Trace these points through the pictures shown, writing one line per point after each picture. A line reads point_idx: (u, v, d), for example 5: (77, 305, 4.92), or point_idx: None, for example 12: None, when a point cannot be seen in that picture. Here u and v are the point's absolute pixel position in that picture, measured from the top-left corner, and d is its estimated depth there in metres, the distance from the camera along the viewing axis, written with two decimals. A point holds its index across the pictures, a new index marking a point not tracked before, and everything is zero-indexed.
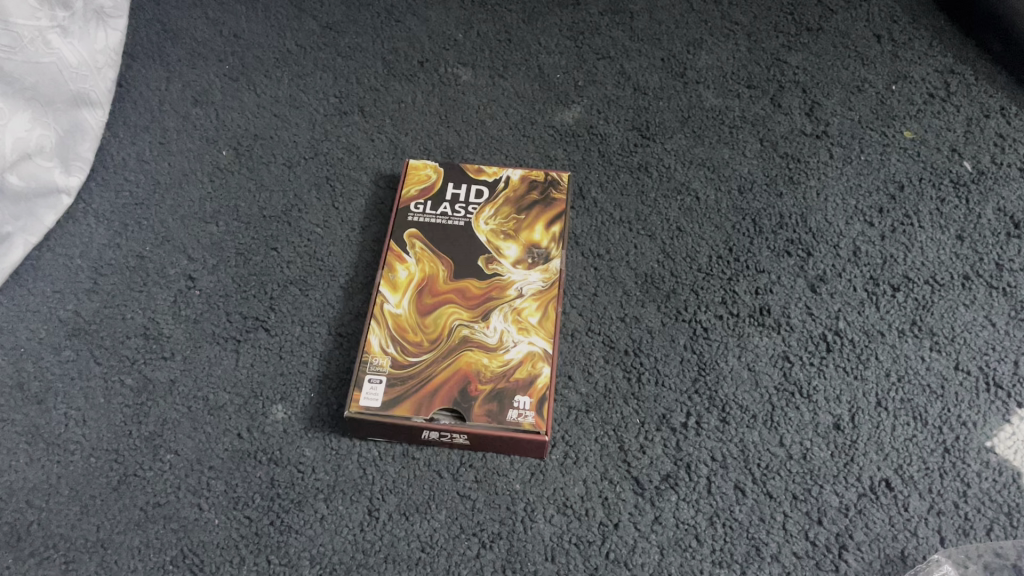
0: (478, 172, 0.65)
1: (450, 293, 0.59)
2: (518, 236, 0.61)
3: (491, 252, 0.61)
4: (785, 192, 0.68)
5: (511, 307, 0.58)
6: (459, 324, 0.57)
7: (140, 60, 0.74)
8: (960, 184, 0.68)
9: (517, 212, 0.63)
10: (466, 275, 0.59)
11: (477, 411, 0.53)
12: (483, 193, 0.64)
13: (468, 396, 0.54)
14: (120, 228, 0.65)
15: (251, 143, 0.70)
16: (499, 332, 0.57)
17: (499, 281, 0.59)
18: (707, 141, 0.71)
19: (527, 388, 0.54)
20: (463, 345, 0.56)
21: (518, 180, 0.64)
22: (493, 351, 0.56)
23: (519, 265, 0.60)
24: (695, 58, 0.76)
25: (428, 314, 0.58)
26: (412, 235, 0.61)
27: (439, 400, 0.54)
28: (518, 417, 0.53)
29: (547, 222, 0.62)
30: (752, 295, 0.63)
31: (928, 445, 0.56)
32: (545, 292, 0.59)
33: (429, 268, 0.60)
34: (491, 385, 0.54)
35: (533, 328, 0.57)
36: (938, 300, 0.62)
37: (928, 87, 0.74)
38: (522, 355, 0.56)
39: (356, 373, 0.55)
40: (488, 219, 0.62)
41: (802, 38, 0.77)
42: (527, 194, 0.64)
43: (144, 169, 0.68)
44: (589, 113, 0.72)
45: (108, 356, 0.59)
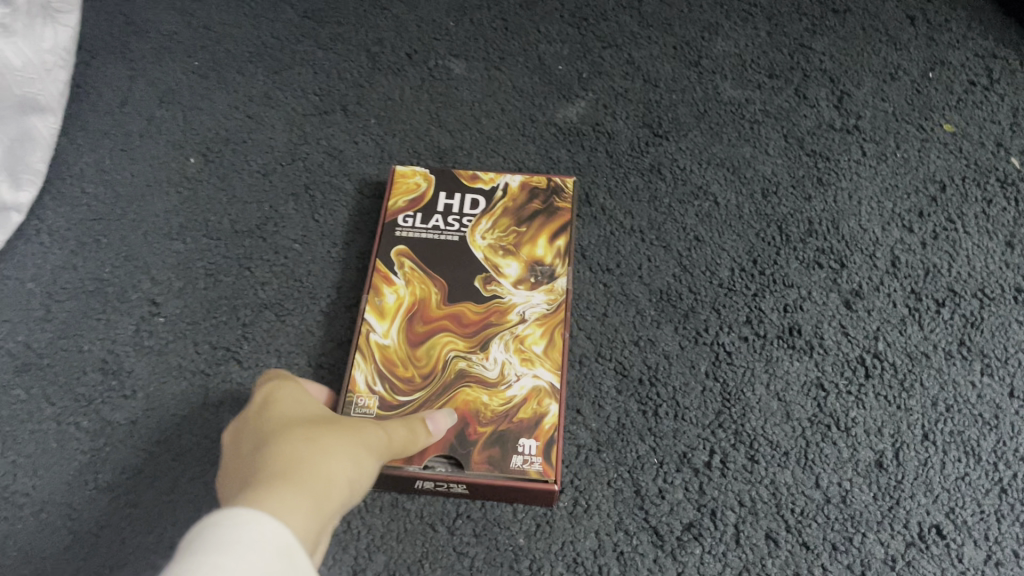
0: (473, 180, 0.58)
1: (444, 319, 0.52)
2: (520, 253, 0.54)
3: (488, 272, 0.54)
4: (814, 195, 0.61)
5: (512, 335, 0.51)
6: (454, 356, 0.50)
7: (101, 57, 0.67)
8: (1007, 184, 0.62)
9: (517, 224, 0.56)
10: (461, 297, 0.52)
11: (478, 458, 0.47)
12: (479, 204, 0.57)
13: (466, 441, 0.47)
14: (76, 247, 0.59)
15: (222, 148, 0.63)
16: (500, 364, 0.50)
17: (499, 305, 0.52)
18: (726, 138, 0.64)
19: (533, 429, 0.48)
20: (460, 380, 0.49)
21: (517, 188, 0.57)
22: (493, 387, 0.49)
23: (521, 285, 0.53)
24: (710, 45, 0.69)
25: (420, 345, 0.51)
26: (401, 253, 0.54)
27: (433, 446, 0.47)
28: (523, 464, 0.47)
29: (551, 235, 0.55)
30: (780, 313, 0.56)
31: (982, 485, 0.50)
32: (550, 316, 0.52)
33: (419, 290, 0.53)
34: (493, 427, 0.48)
35: (538, 358, 0.50)
36: (988, 317, 0.56)
37: (969, 74, 0.67)
38: (526, 391, 0.49)
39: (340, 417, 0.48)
40: (485, 234, 0.55)
41: (827, 21, 0.70)
42: (527, 203, 0.57)
43: (104, 180, 0.61)
44: (594, 108, 0.66)
45: (62, 396, 0.53)
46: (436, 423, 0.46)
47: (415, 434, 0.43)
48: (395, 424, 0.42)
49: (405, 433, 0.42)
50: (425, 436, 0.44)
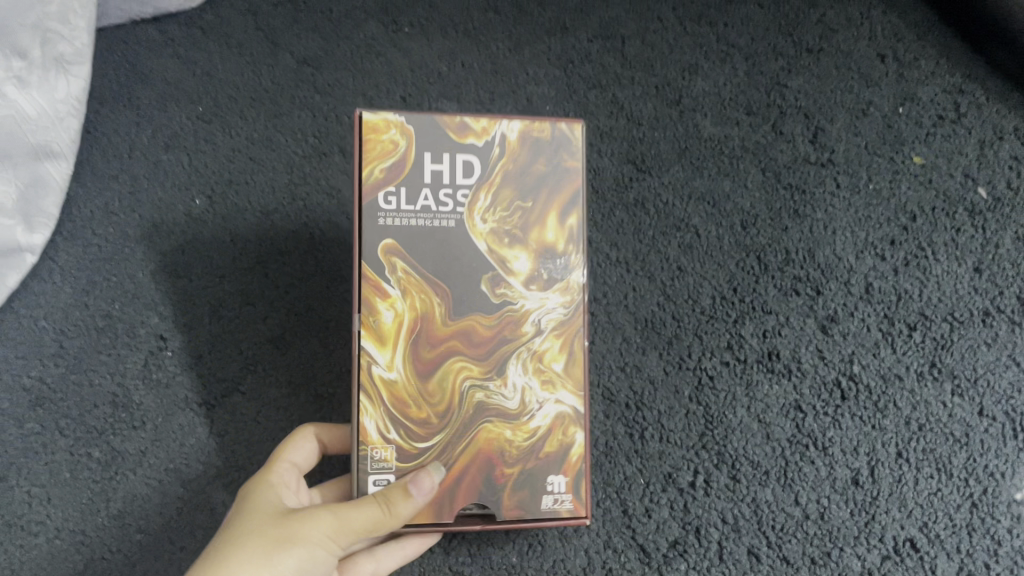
0: (461, 132, 0.49)
1: (452, 339, 0.49)
2: (529, 238, 0.49)
3: (496, 267, 0.49)
4: (791, 225, 0.64)
5: (530, 353, 0.49)
6: (470, 387, 0.49)
7: (108, 105, 0.68)
8: (975, 213, 0.65)
9: (521, 198, 0.49)
10: (468, 309, 0.49)
11: (506, 504, 0.49)
12: (473, 169, 0.49)
13: (494, 485, 0.49)
14: (86, 286, 0.62)
15: (225, 190, 0.65)
16: (521, 392, 0.49)
17: (512, 316, 0.49)
18: (707, 174, 0.67)
19: (561, 466, 0.50)
20: (479, 416, 0.49)
21: (516, 142, 0.49)
22: (515, 420, 0.49)
23: (532, 285, 0.49)
24: (691, 85, 0.71)
25: (430, 377, 0.48)
26: (390, 250, 0.48)
27: (461, 499, 0.49)
28: (554, 504, 0.50)
29: (563, 209, 0.50)
30: (760, 338, 0.60)
31: (954, 500, 0.56)
32: (569, 324, 0.50)
33: (418, 301, 0.48)
34: (519, 467, 0.49)
35: (558, 382, 0.50)
36: (958, 339, 0.60)
37: (938, 108, 0.70)
38: (550, 420, 0.50)
39: (358, 476, 0.48)
40: (487, 214, 0.49)
41: (802, 61, 0.72)
42: (528, 161, 0.49)
43: (112, 223, 0.64)
44: (580, 146, 0.68)
45: (75, 428, 0.59)
46: (421, 487, 0.46)
47: (389, 508, 0.45)
48: (361, 505, 0.45)
49: (373, 513, 0.45)
50: (403, 506, 0.45)
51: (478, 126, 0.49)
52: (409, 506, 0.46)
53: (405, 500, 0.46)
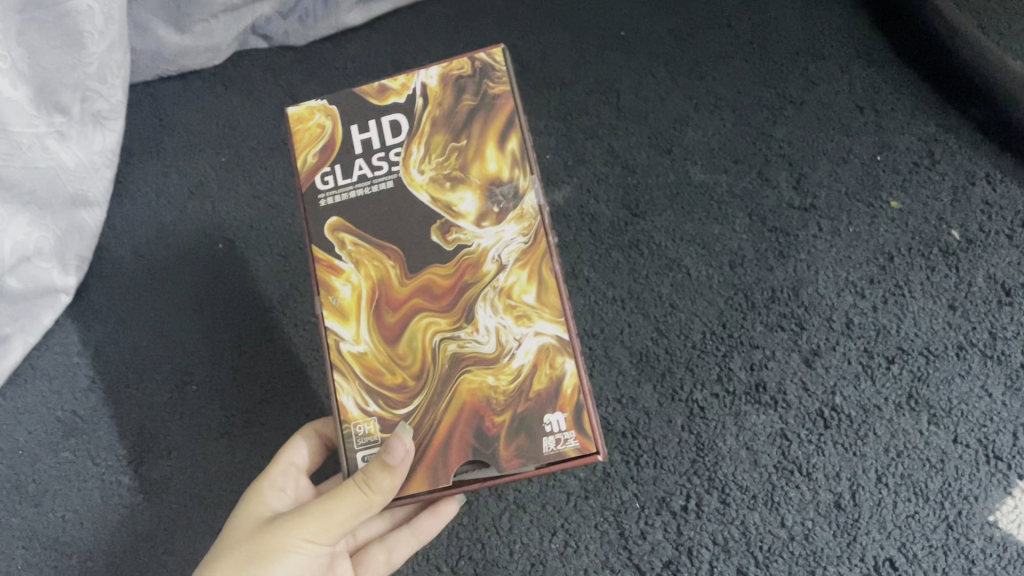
0: (383, 96, 0.53)
1: (413, 297, 0.49)
2: (471, 176, 0.51)
3: (446, 213, 0.50)
4: (776, 266, 0.69)
5: (495, 292, 0.48)
6: (439, 339, 0.48)
7: (138, 156, 0.74)
8: (949, 254, 0.69)
9: (454, 139, 0.51)
10: (423, 263, 0.49)
11: (505, 455, 0.46)
12: (401, 126, 0.52)
13: (488, 437, 0.46)
14: (118, 322, 0.67)
15: (247, 234, 0.70)
16: (493, 333, 0.48)
17: (469, 259, 0.49)
18: (697, 218, 0.72)
19: (555, 401, 0.46)
20: (455, 367, 0.48)
21: (437, 93, 0.52)
22: (494, 363, 0.47)
23: (485, 220, 0.50)
24: (682, 135, 0.76)
25: (397, 340, 0.49)
26: (339, 229, 0.50)
27: (456, 458, 0.46)
28: (557, 443, 0.46)
29: (498, 138, 0.51)
30: (747, 371, 0.64)
31: (931, 522, 0.59)
32: (531, 252, 0.49)
33: (373, 269, 0.50)
34: (510, 411, 0.47)
35: (532, 313, 0.48)
36: (934, 371, 0.63)
37: (913, 156, 0.75)
38: (532, 355, 0.47)
39: (346, 455, 0.47)
40: (428, 167, 0.51)
41: (786, 111, 0.77)
42: (453, 103, 0.52)
43: (141, 265, 0.69)
44: (578, 192, 0.73)
45: (105, 456, 0.63)
46: (394, 454, 0.44)
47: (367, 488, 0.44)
48: (340, 495, 0.45)
49: (354, 498, 0.45)
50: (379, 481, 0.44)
51: (398, 86, 0.53)
52: (390, 479, 0.44)
53: (384, 474, 0.44)
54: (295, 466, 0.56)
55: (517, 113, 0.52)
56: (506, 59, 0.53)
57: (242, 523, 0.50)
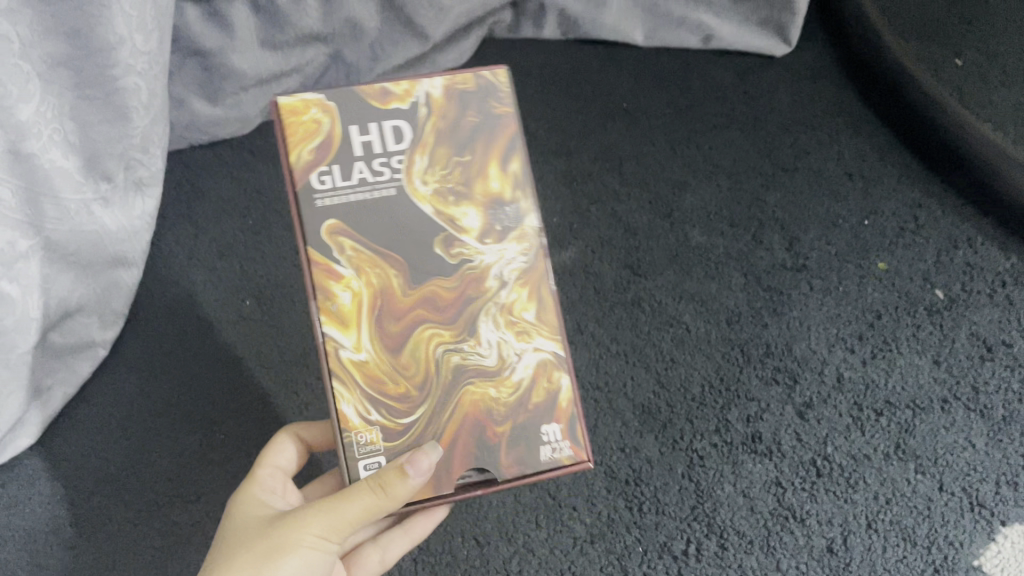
0: (385, 99, 0.50)
1: (417, 308, 0.49)
2: (474, 193, 0.51)
3: (451, 228, 0.50)
4: (770, 323, 0.73)
5: (497, 307, 0.50)
6: (443, 352, 0.49)
7: (170, 218, 0.79)
8: (933, 312, 0.73)
9: (457, 154, 0.51)
10: (427, 275, 0.49)
11: (505, 463, 0.49)
12: (404, 133, 0.50)
13: (489, 446, 0.49)
14: (148, 376, 0.72)
15: (272, 292, 0.75)
16: (496, 347, 0.50)
17: (473, 274, 0.50)
18: (695, 277, 0.76)
19: (552, 413, 0.50)
20: (458, 380, 0.49)
21: (440, 98, 0.51)
22: (496, 376, 0.50)
23: (489, 237, 0.51)
24: (680, 200, 0.81)
25: (400, 350, 0.49)
26: (335, 230, 0.48)
27: (458, 467, 0.49)
28: (552, 452, 0.50)
29: (502, 157, 0.51)
30: (744, 423, 0.68)
31: (918, 566, 0.62)
32: (532, 271, 0.51)
33: (375, 276, 0.49)
34: (510, 422, 0.50)
35: (533, 330, 0.51)
36: (920, 423, 0.67)
37: (899, 221, 0.80)
38: (531, 370, 0.50)
39: (347, 464, 0.48)
40: (431, 177, 0.50)
41: (779, 178, 0.83)
42: (457, 113, 0.51)
43: (172, 321, 0.74)
44: (584, 253, 0.77)
45: (137, 500, 0.67)
46: (417, 466, 0.46)
47: (385, 491, 0.45)
48: (352, 496, 0.46)
49: (366, 501, 0.45)
50: (399, 487, 0.45)
51: (400, 91, 0.50)
52: (408, 488, 0.45)
53: (400, 479, 0.45)
54: (281, 469, 0.57)
55: (518, 133, 0.52)
56: (510, 79, 0.52)
57: (245, 522, 0.50)
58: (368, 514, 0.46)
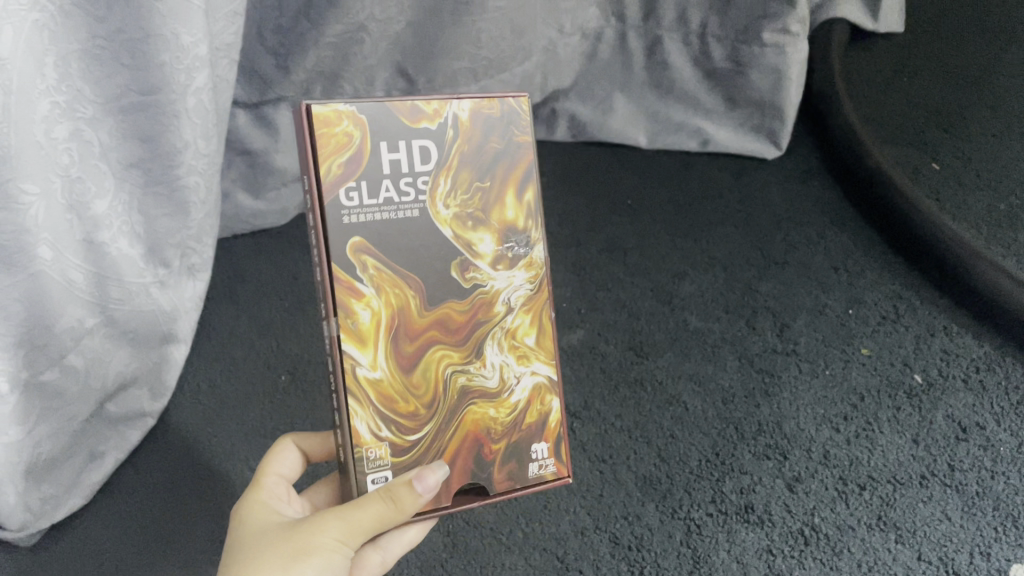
0: (415, 118, 0.53)
1: (431, 331, 0.54)
2: (490, 220, 0.56)
3: (466, 252, 0.55)
4: (763, 403, 0.79)
5: (502, 333, 0.56)
6: (452, 372, 0.55)
7: (215, 301, 0.88)
8: (912, 394, 0.80)
9: (478, 179, 0.55)
10: (442, 299, 0.54)
11: (499, 478, 0.56)
12: (431, 152, 0.53)
13: (486, 462, 0.55)
14: (193, 443, 0.79)
15: (305, 366, 0.84)
16: (498, 369, 0.56)
17: (484, 301, 0.55)
18: (693, 358, 0.83)
19: (542, 433, 0.57)
20: (464, 399, 0.55)
21: (468, 121, 0.55)
22: (497, 397, 0.56)
23: (499, 263, 0.56)
24: (679, 287, 0.89)
25: (415, 368, 0.53)
26: (359, 249, 0.51)
27: (457, 481, 0.54)
28: (540, 469, 0.57)
29: (518, 186, 0.56)
30: (737, 494, 0.73)
31: None
32: (534, 300, 0.57)
33: (394, 297, 0.53)
34: (505, 441, 0.56)
35: (530, 356, 0.57)
36: (900, 497, 0.73)
37: (881, 310, 0.87)
38: (527, 392, 0.57)
39: (358, 477, 0.52)
40: (454, 200, 0.54)
41: (770, 269, 0.91)
42: (483, 138, 0.55)
43: (216, 394, 0.82)
44: (591, 335, 0.85)
45: (176, 558, 0.73)
46: (424, 482, 0.50)
47: (397, 503, 0.49)
48: (365, 504, 0.49)
49: (378, 509, 0.49)
50: (410, 502, 0.49)
51: (430, 111, 0.54)
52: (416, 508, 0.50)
53: (411, 493, 0.50)
54: (283, 476, 0.62)
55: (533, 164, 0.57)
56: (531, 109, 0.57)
57: (253, 535, 0.52)
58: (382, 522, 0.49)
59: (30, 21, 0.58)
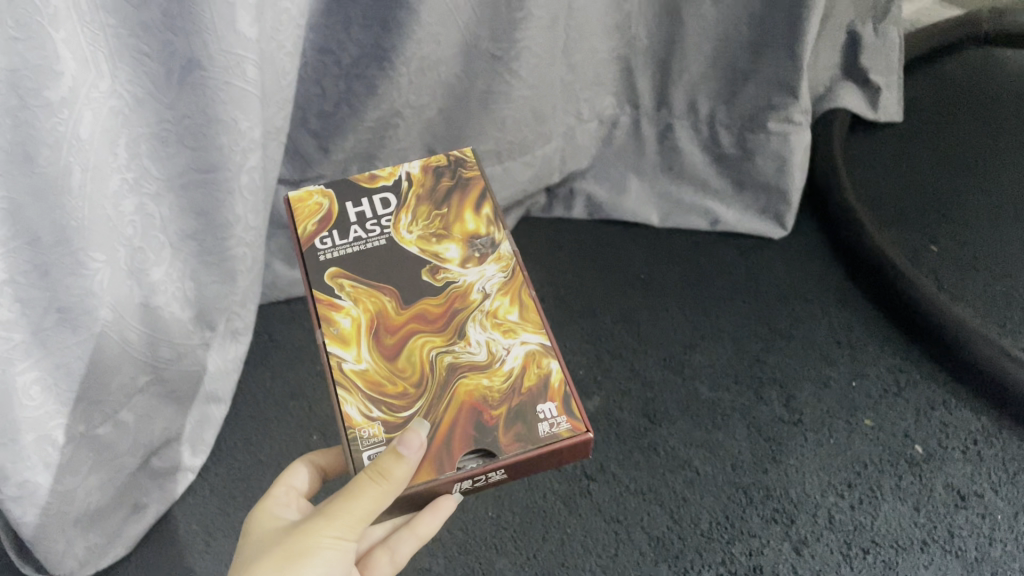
0: (373, 180, 0.65)
1: (409, 322, 0.58)
2: (452, 234, 0.63)
3: (434, 259, 0.61)
4: (770, 469, 0.83)
5: (483, 314, 0.59)
6: (436, 354, 0.57)
7: (253, 365, 0.94)
8: (913, 464, 0.84)
9: (435, 208, 0.64)
10: (416, 296, 0.59)
11: (505, 441, 0.54)
12: (390, 201, 0.64)
13: (487, 428, 0.54)
14: (230, 498, 0.84)
15: (335, 428, 0.89)
16: (486, 345, 0.58)
17: (457, 290, 0.60)
18: (704, 426, 0.87)
19: (546, 394, 0.56)
20: (453, 374, 0.56)
21: (418, 172, 0.66)
22: (489, 368, 0.57)
23: (469, 263, 0.61)
24: (690, 358, 0.94)
25: (397, 356, 0.57)
26: (335, 274, 0.60)
27: (457, 448, 0.54)
28: (552, 428, 0.55)
29: (473, 205, 0.64)
30: (746, 556, 0.77)
31: None
32: (511, 282, 0.61)
33: (371, 304, 0.59)
34: (504, 406, 0.55)
35: (518, 329, 0.59)
36: (902, 562, 0.77)
37: (882, 383, 0.91)
38: (522, 359, 0.58)
39: (353, 456, 0.53)
40: (417, 224, 0.63)
41: (777, 343, 0.96)
42: (434, 181, 0.65)
43: (252, 452, 0.87)
44: (606, 402, 0.90)
45: None
46: (408, 446, 0.50)
47: (385, 480, 0.49)
48: (359, 494, 0.50)
49: (371, 493, 0.49)
50: (396, 472, 0.49)
51: (385, 173, 0.65)
52: (402, 468, 0.49)
53: (398, 462, 0.49)
54: (295, 488, 0.65)
55: (486, 190, 0.66)
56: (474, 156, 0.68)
57: (261, 537, 0.55)
58: (376, 504, 0.50)
59: (107, 107, 0.69)
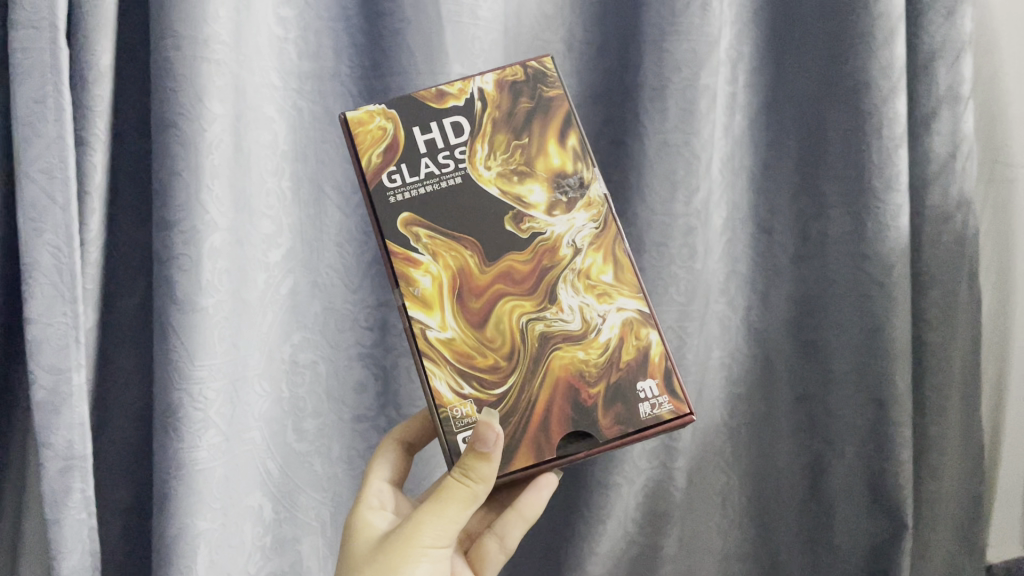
0: (442, 100, 0.74)
1: (494, 284, 0.70)
2: (535, 172, 0.73)
3: (520, 204, 0.72)
4: None
5: (572, 275, 0.71)
6: (525, 322, 0.70)
7: None
8: None
9: (514, 138, 0.74)
10: (502, 257, 0.70)
11: (606, 423, 0.68)
12: (462, 126, 0.73)
13: (583, 399, 0.69)
14: None
15: None
16: (578, 311, 0.70)
17: (542, 247, 0.71)
18: None
19: (647, 370, 0.70)
20: (548, 345, 0.69)
21: (492, 89, 0.75)
22: (584, 339, 0.70)
23: (551, 203, 0.72)
24: None
25: (487, 324, 0.70)
26: (408, 221, 0.70)
27: (555, 435, 0.68)
28: (655, 407, 0.68)
29: (557, 136, 0.74)
30: None
31: None
32: (599, 237, 0.72)
33: (450, 258, 0.70)
34: (600, 378, 0.69)
35: (608, 294, 0.71)
36: None
37: None
38: (614, 329, 0.70)
39: (449, 437, 0.67)
40: (496, 159, 0.73)
41: None
42: (511, 103, 0.75)
43: None
44: None
45: None
46: (488, 442, 0.61)
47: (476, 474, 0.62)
48: (453, 496, 0.63)
49: (467, 491, 0.62)
50: (485, 467, 0.61)
51: (454, 92, 0.75)
52: (488, 467, 0.62)
53: (481, 462, 0.62)
54: (386, 480, 0.80)
55: (569, 115, 0.75)
56: (555, 70, 0.77)
57: (360, 552, 0.67)
58: (472, 498, 0.63)
59: None
